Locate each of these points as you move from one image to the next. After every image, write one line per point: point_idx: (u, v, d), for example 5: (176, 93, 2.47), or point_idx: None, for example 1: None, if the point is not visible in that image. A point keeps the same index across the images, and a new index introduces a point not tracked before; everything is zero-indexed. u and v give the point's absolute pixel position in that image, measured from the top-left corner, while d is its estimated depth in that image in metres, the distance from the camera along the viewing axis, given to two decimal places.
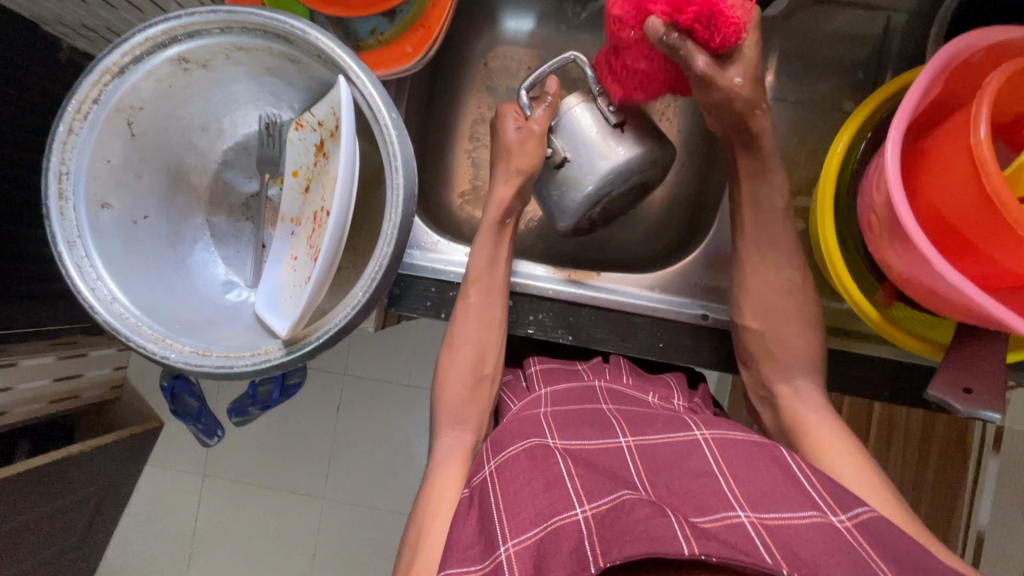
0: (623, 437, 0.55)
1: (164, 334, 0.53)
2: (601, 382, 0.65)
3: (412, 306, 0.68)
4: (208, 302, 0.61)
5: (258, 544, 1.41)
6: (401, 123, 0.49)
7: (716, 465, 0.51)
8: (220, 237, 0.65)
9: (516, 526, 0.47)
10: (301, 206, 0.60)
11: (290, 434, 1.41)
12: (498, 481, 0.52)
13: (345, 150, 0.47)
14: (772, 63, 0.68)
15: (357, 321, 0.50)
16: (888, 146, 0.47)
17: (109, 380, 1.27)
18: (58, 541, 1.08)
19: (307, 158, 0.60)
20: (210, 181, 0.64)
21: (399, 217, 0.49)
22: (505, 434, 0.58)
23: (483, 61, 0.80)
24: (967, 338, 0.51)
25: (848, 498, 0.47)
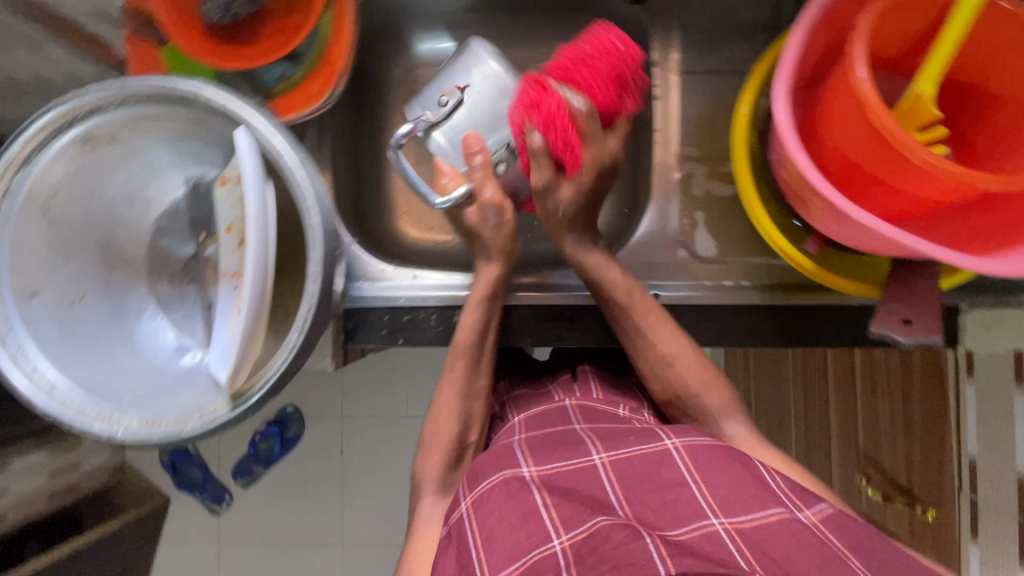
0: (596, 454, 0.52)
1: (109, 411, 0.54)
2: (572, 400, 0.64)
3: (368, 337, 0.68)
4: (161, 371, 0.61)
5: None
6: (306, 162, 0.50)
7: (689, 473, 0.49)
8: (167, 304, 0.65)
9: (495, 562, 0.46)
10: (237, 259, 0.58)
11: (297, 486, 1.39)
12: (473, 516, 0.50)
13: (253, 197, 0.47)
14: (676, 39, 0.70)
15: (298, 363, 0.50)
16: (778, 100, 0.47)
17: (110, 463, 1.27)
18: None
19: (233, 213, 0.60)
20: (146, 250, 0.64)
21: (321, 251, 0.49)
22: (479, 467, 0.55)
23: (404, 85, 0.82)
24: (894, 283, 0.52)
25: (811, 495, 0.48)
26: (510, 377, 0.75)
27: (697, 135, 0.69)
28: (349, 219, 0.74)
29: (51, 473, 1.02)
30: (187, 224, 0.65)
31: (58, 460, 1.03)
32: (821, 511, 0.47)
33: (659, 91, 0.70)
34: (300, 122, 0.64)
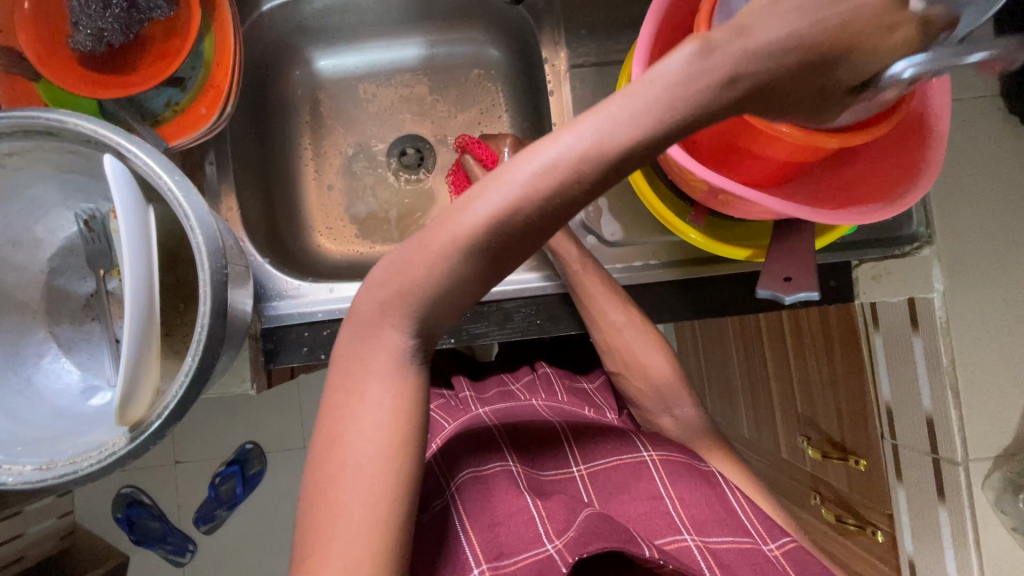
0: (575, 466, 0.59)
1: (0, 459, 0.51)
2: (538, 401, 0.68)
3: (290, 357, 0.68)
4: (63, 413, 0.59)
5: None
6: (186, 183, 0.49)
7: (663, 488, 0.56)
8: (69, 345, 0.64)
9: (483, 547, 0.49)
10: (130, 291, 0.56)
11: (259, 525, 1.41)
12: (460, 503, 0.53)
13: (127, 222, 0.46)
14: (562, 36, 0.73)
15: (195, 390, 0.49)
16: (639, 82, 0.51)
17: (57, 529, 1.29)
18: None
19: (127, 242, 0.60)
20: (42, 292, 0.63)
21: (210, 272, 0.49)
22: (458, 453, 0.58)
23: (309, 102, 0.84)
24: (779, 246, 0.55)
25: (776, 530, 0.53)
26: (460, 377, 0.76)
27: None
28: (261, 239, 0.73)
29: None
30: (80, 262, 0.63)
31: None
32: (783, 545, 0.52)
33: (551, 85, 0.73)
34: (191, 146, 0.64)
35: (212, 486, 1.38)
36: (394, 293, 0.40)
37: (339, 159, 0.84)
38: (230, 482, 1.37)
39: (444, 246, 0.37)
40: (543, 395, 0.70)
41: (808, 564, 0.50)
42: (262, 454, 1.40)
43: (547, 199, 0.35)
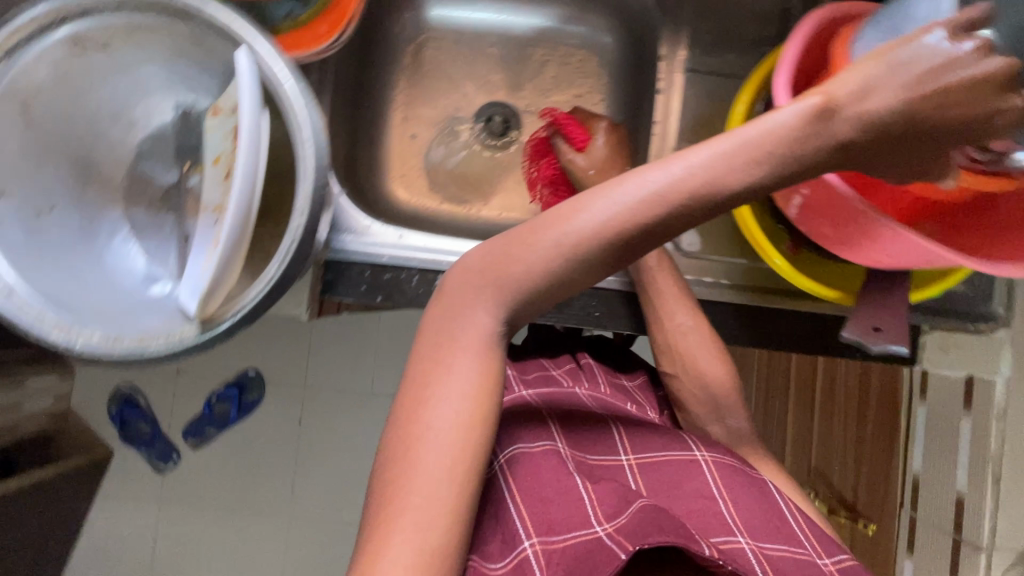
0: (625, 455, 0.59)
1: (69, 321, 0.53)
2: (582, 390, 0.67)
3: (348, 289, 0.68)
4: (126, 295, 0.59)
5: (225, 562, 1.75)
6: (306, 92, 0.49)
7: (717, 489, 0.57)
8: (141, 229, 0.63)
9: (536, 520, 0.50)
10: (223, 192, 0.59)
11: (243, 446, 1.75)
12: (510, 477, 0.54)
13: (249, 120, 0.46)
14: (685, 39, 0.72)
15: (272, 298, 0.49)
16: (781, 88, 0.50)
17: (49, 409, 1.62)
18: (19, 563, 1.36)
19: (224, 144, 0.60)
20: (126, 173, 0.63)
21: (311, 186, 0.49)
22: (507, 428, 0.59)
23: (412, 47, 0.83)
24: (873, 296, 0.54)
25: (831, 545, 0.56)
26: None
27: (694, 133, 0.71)
28: (341, 170, 0.74)
29: None
30: (167, 151, 0.63)
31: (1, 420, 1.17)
32: (839, 562, 0.54)
33: (664, 83, 0.72)
34: (302, 62, 0.63)
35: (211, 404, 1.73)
36: (490, 277, 0.46)
37: (425, 111, 0.83)
38: (228, 403, 1.72)
39: (548, 246, 0.44)
40: (586, 385, 0.69)
41: None
42: (261, 386, 1.74)
43: (653, 218, 0.42)
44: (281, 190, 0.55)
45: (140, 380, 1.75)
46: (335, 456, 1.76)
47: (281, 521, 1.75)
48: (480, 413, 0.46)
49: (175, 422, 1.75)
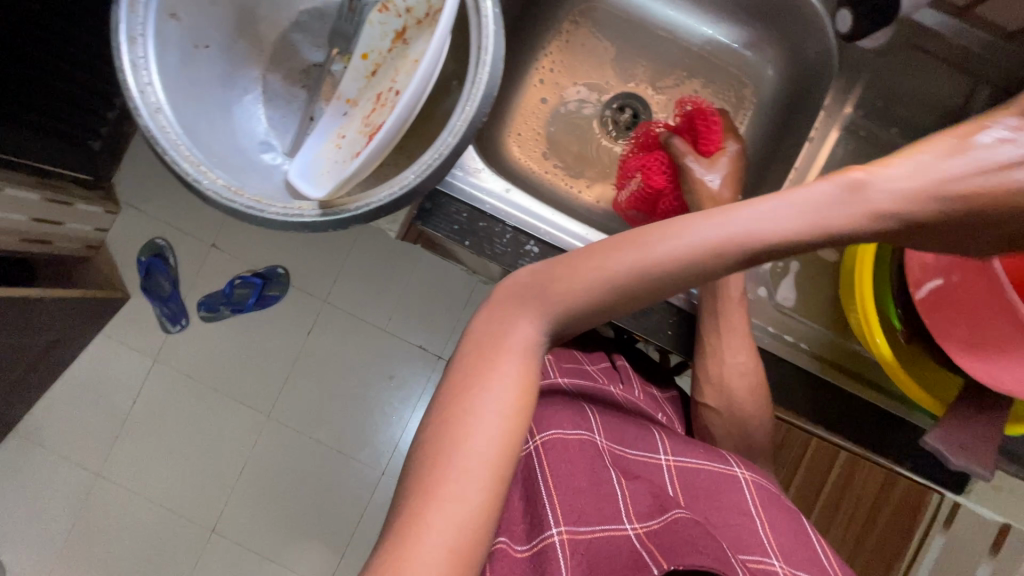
0: (665, 455, 0.63)
1: (200, 160, 0.54)
2: (617, 390, 0.69)
3: (439, 226, 0.67)
4: (242, 153, 0.61)
5: (189, 439, 1.78)
6: (499, 21, 0.54)
7: (753, 507, 0.61)
8: (271, 96, 0.64)
9: (566, 510, 0.52)
10: (362, 88, 0.60)
11: (250, 341, 1.78)
12: (545, 459, 0.56)
13: (442, 33, 0.50)
14: (855, 96, 0.77)
15: (397, 202, 0.54)
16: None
17: (86, 238, 1.70)
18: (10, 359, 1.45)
19: (382, 43, 0.60)
20: (277, 37, 0.63)
21: (472, 111, 0.54)
22: (546, 413, 0.61)
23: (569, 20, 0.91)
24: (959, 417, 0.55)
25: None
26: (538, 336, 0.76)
27: None
28: None
29: None
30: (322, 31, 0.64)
31: None
32: None
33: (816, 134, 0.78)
34: None
35: (232, 286, 1.76)
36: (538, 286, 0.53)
37: (566, 82, 0.91)
38: (249, 290, 1.74)
39: (593, 278, 0.50)
40: (620, 386, 0.71)
41: None
42: (284, 284, 1.76)
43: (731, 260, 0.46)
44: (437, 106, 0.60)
45: (175, 240, 1.78)
46: (330, 375, 1.78)
47: (259, 417, 1.78)
48: (525, 389, 0.52)
49: (195, 290, 1.78)
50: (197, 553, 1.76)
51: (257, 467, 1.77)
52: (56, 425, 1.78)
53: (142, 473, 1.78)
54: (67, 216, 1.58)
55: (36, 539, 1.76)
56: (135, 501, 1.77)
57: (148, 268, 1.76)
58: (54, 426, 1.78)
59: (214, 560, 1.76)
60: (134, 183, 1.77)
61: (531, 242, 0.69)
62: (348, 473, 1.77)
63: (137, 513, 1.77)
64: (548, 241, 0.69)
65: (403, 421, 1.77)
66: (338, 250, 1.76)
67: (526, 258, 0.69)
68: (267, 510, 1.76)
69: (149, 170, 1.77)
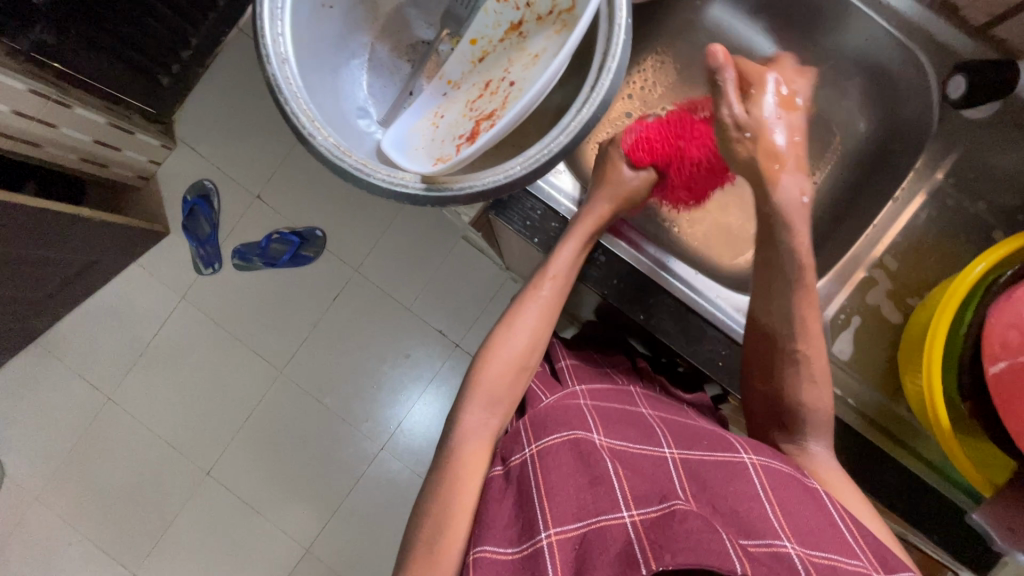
0: (667, 448, 0.61)
1: (315, 116, 0.62)
2: (636, 389, 0.74)
3: (511, 218, 0.72)
4: (343, 116, 0.71)
5: (202, 380, 1.81)
6: (630, 31, 0.60)
7: (763, 491, 0.56)
8: (375, 65, 0.75)
9: (559, 516, 0.52)
10: (467, 73, 0.68)
11: (280, 295, 1.81)
12: (538, 467, 0.56)
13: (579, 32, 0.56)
14: (945, 164, 0.81)
15: (500, 188, 0.61)
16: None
17: (140, 168, 1.74)
18: (50, 270, 1.49)
19: (494, 31, 0.66)
20: (391, 12, 0.75)
21: (587, 114, 0.60)
22: (545, 420, 0.62)
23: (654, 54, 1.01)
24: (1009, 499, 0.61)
25: (894, 564, 0.52)
26: (556, 343, 0.82)
27: (902, 254, 0.80)
28: None
29: (35, 116, 1.30)
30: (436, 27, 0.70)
31: (50, 108, 1.32)
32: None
33: (902, 194, 0.81)
34: None
35: (269, 240, 1.78)
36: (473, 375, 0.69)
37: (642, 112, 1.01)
38: (286, 247, 1.77)
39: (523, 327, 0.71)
40: (640, 388, 0.76)
41: None
42: (320, 246, 1.79)
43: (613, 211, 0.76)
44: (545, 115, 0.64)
45: (223, 185, 1.81)
46: (348, 343, 1.80)
47: (272, 371, 1.80)
48: (492, 402, 0.67)
49: (233, 237, 1.81)
50: (189, 492, 1.79)
51: (260, 421, 1.80)
52: (77, 343, 1.82)
53: (150, 404, 1.81)
54: (127, 143, 1.62)
55: (38, 449, 1.80)
56: (138, 430, 1.81)
57: (192, 208, 1.80)
58: (73, 343, 1.82)
59: (204, 502, 1.79)
60: (195, 123, 1.80)
61: (600, 252, 0.75)
62: (348, 441, 1.78)
63: (139, 443, 1.81)
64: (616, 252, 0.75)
65: (412, 401, 1.78)
66: (382, 224, 1.79)
67: (593, 266, 0.75)
68: (263, 464, 1.79)
69: (210, 113, 1.80)
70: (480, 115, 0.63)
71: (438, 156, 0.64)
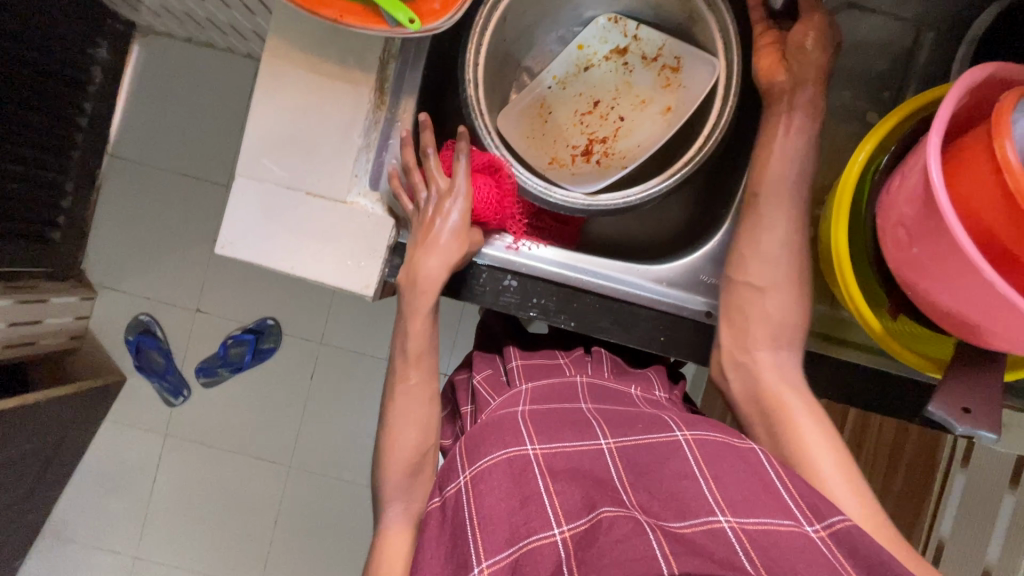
0: (604, 439, 0.59)
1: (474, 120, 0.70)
2: (584, 377, 0.71)
3: None
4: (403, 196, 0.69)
5: (216, 505, 1.77)
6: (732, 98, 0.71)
7: (697, 467, 0.54)
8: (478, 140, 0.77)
9: (491, 546, 0.52)
10: (580, 85, 0.77)
11: (258, 396, 1.76)
12: (473, 494, 0.56)
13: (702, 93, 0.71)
14: None
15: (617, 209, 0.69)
16: (932, 136, 0.47)
17: (68, 329, 1.65)
18: (25, 469, 1.43)
19: (600, 46, 0.76)
20: (506, 68, 0.79)
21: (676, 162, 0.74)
22: (480, 441, 0.61)
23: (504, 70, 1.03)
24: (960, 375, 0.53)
25: (824, 508, 0.50)
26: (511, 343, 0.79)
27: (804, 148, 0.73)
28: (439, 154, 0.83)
29: None
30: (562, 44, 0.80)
31: None
32: (832, 526, 0.49)
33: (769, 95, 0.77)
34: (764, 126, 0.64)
35: (225, 347, 1.73)
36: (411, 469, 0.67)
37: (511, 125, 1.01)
38: (243, 347, 1.71)
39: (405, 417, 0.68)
40: (589, 373, 0.72)
41: (861, 545, 0.47)
42: (277, 334, 1.74)
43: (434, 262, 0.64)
44: (631, 140, 0.76)
45: (159, 312, 1.75)
46: (340, 414, 1.77)
47: (281, 469, 1.77)
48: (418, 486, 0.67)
49: (190, 358, 1.75)
50: None
51: (287, 520, 1.77)
52: (82, 517, 1.77)
53: (176, 546, 1.78)
54: (46, 312, 1.53)
55: None
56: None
57: (137, 347, 1.73)
58: (78, 519, 1.77)
59: None
60: (104, 264, 1.72)
61: (508, 277, 0.68)
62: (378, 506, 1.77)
63: None
64: (524, 270, 0.68)
65: None
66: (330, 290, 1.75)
67: (506, 293, 0.69)
68: (307, 557, 1.77)
69: (117, 248, 1.71)
70: (592, 135, 0.77)
71: (553, 156, 0.78)
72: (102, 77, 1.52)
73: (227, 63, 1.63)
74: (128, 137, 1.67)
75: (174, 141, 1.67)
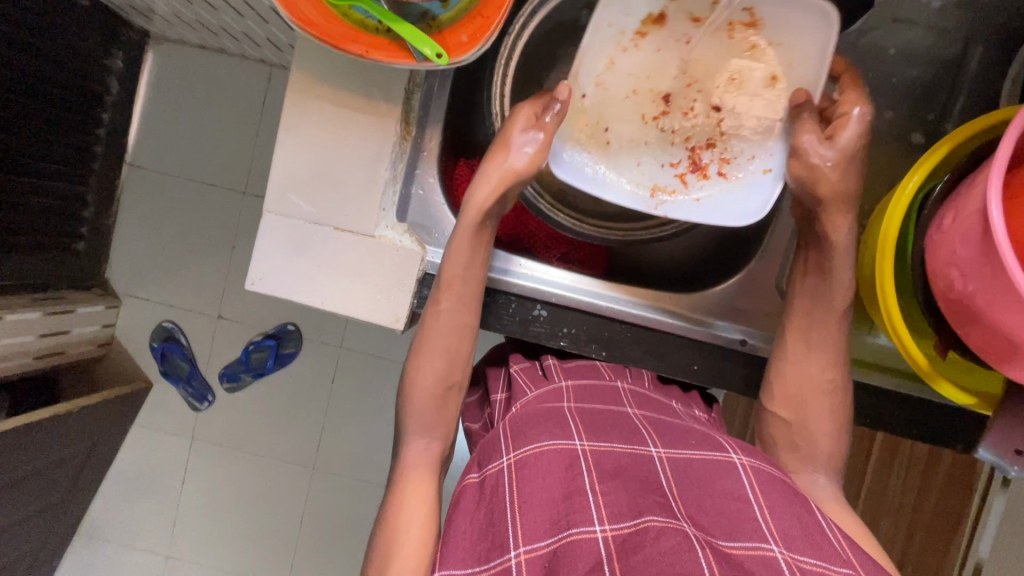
0: (654, 447, 0.57)
1: None
2: (624, 384, 0.67)
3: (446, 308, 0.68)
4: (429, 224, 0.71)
5: (243, 507, 1.81)
6: None
7: (752, 493, 0.52)
8: None
9: (530, 534, 0.50)
10: (634, 85, 0.68)
11: (280, 400, 1.78)
12: (516, 481, 0.54)
13: None
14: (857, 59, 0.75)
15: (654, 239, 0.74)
16: (993, 175, 0.44)
17: (96, 338, 1.66)
18: (60, 476, 1.46)
19: (625, 21, 0.65)
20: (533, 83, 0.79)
21: None
22: (526, 426, 0.58)
23: None
24: (1006, 419, 0.53)
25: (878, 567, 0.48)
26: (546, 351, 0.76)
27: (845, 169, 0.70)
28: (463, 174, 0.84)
29: None
30: None
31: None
32: None
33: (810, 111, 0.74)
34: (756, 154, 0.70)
35: (248, 353, 1.73)
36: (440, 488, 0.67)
37: None
38: (265, 353, 1.71)
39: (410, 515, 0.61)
40: (629, 379, 0.68)
41: None
42: (299, 340, 1.74)
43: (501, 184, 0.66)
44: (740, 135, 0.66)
45: (182, 319, 1.75)
46: (361, 418, 1.77)
47: (305, 471, 1.79)
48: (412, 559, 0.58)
49: (213, 364, 1.76)
50: None
51: (311, 521, 1.80)
52: (115, 517, 1.81)
53: (206, 546, 1.82)
54: (72, 323, 1.53)
55: None
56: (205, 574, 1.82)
57: (162, 354, 1.73)
58: (111, 520, 1.82)
59: None
60: (125, 273, 1.72)
61: (538, 307, 0.69)
62: None
63: None
64: (554, 300, 0.69)
65: None
66: None
67: (536, 323, 0.69)
68: (332, 556, 1.80)
69: (138, 256, 1.71)
70: (693, 140, 0.68)
71: (654, 186, 0.68)
72: (119, 87, 1.53)
73: (239, 68, 1.62)
74: (145, 146, 1.66)
75: (191, 147, 1.66)
